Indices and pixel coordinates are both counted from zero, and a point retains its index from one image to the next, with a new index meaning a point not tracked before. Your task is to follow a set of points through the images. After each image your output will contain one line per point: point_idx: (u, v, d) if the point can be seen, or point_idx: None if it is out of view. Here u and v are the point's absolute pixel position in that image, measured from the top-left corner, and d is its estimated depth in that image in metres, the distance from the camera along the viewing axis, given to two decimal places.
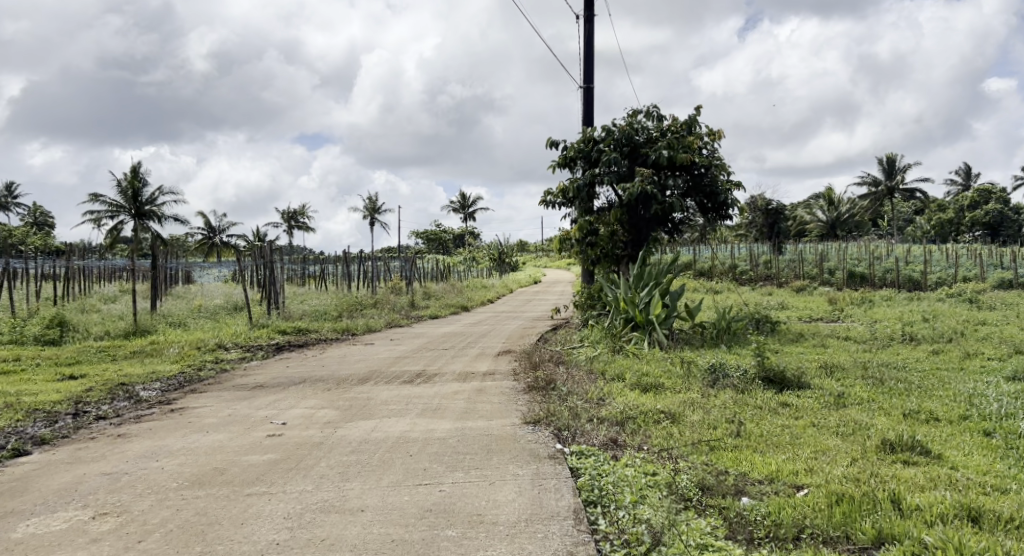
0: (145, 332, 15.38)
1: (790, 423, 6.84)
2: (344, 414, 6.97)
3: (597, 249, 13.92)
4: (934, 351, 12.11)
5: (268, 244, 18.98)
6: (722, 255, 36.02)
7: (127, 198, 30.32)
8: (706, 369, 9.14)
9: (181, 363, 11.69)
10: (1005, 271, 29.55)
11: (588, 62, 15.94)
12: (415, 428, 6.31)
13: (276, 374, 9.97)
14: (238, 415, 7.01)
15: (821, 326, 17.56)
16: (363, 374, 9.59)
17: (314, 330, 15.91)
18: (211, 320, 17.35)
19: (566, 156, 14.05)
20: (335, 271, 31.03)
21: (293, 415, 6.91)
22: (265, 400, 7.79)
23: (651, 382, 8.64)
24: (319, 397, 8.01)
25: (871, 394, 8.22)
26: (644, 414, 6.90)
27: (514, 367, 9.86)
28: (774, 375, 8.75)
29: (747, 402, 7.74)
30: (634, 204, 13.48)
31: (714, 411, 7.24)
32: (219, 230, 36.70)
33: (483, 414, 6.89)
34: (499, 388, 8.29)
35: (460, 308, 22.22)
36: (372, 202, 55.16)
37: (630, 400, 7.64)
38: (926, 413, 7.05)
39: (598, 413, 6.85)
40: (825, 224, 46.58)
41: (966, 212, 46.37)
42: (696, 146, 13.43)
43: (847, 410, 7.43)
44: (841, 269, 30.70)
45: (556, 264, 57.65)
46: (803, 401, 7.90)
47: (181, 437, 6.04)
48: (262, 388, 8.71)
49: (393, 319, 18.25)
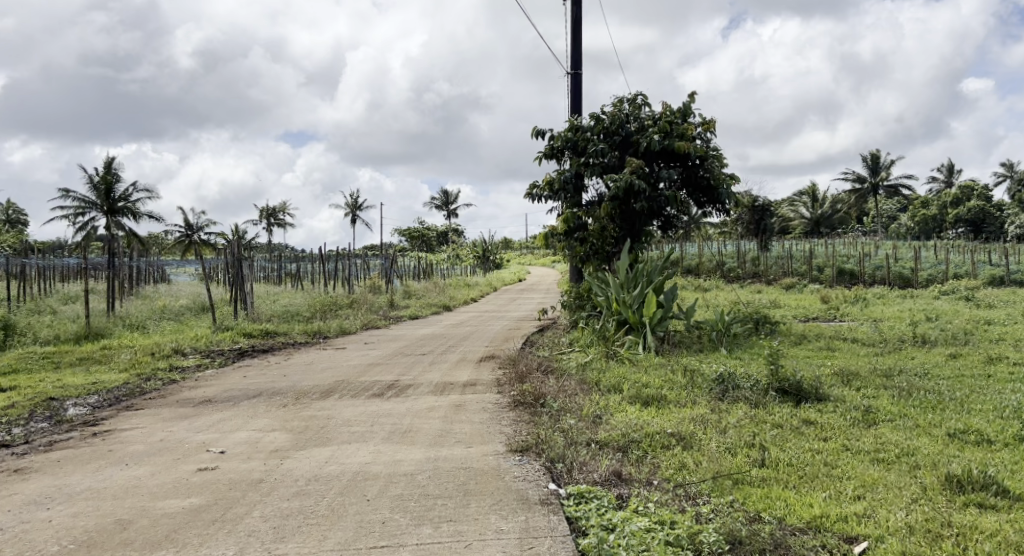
0: (98, 335, 14.18)
1: (820, 447, 5.85)
2: (297, 440, 5.91)
3: (586, 246, 12.92)
4: (953, 355, 11.15)
5: (238, 241, 17.78)
6: (708, 251, 35.19)
7: (99, 194, 29.07)
8: (712, 379, 8.15)
9: (130, 371, 10.55)
10: (995, 268, 28.90)
11: (575, 47, 14.95)
12: (378, 459, 5.27)
13: (229, 385, 8.84)
14: (171, 440, 5.93)
15: (822, 327, 16.55)
16: (328, 386, 8.50)
17: (282, 332, 14.78)
18: (174, 322, 16.19)
19: (552, 145, 13.04)
20: (311, 270, 29.89)
21: (236, 442, 5.84)
22: (208, 421, 6.70)
23: (652, 394, 7.64)
24: (273, 416, 6.93)
25: (902, 408, 7.25)
26: (650, 438, 5.89)
27: (499, 377, 8.82)
28: (789, 386, 7.78)
29: (764, 419, 6.76)
30: (625, 197, 12.45)
31: (730, 432, 6.23)
32: (197, 228, 35.44)
33: (461, 439, 5.85)
34: (480, 405, 7.26)
35: (440, 307, 21.13)
36: (354, 199, 54.04)
37: (631, 419, 6.63)
38: (976, 434, 6.10)
39: (595, 437, 5.85)
40: (809, 222, 46.15)
41: (949, 209, 45.88)
42: (690, 135, 12.46)
43: (881, 429, 6.47)
44: (830, 266, 29.94)
45: (540, 261, 56.67)
46: (828, 417, 6.93)
47: (90, 472, 4.96)
48: (209, 404, 7.60)
49: (370, 320, 17.15)
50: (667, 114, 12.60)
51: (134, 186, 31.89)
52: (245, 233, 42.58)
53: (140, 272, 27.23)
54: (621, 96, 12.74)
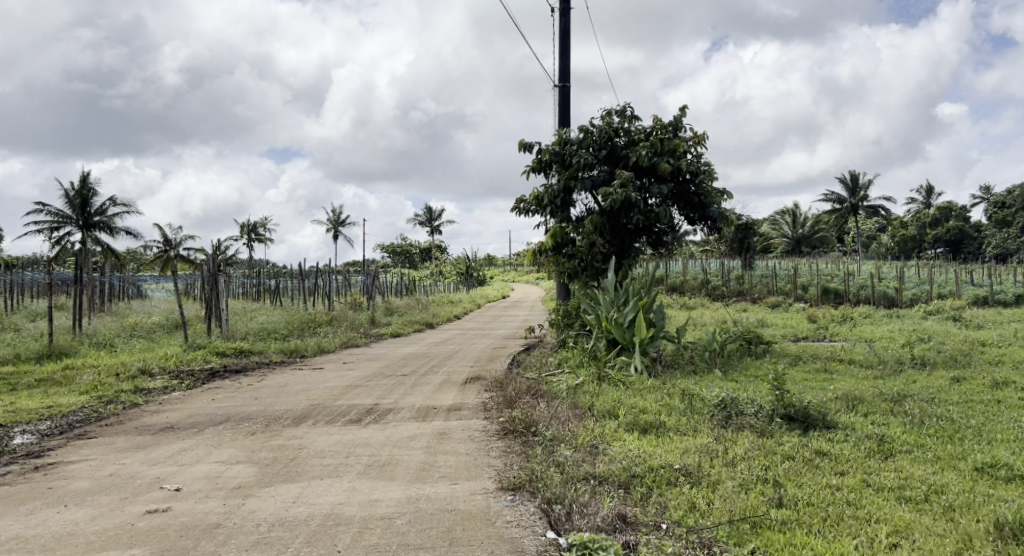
0: (62, 355, 13.49)
1: (839, 483, 5.34)
2: (262, 475, 5.33)
3: (574, 262, 12.42)
4: (956, 378, 10.68)
5: (214, 256, 17.16)
6: (693, 269, 34.88)
7: (74, 208, 28.35)
8: (713, 404, 7.63)
9: (91, 393, 9.87)
10: (979, 288, 28.77)
11: (563, 58, 14.55)
12: (352, 499, 4.71)
13: (195, 410, 8.21)
14: (122, 475, 5.31)
15: (816, 347, 16.06)
16: (302, 412, 7.90)
17: (257, 352, 14.12)
18: (144, 341, 15.49)
19: (540, 158, 12.54)
20: (290, 286, 29.18)
21: (195, 477, 5.25)
22: (166, 452, 6.08)
23: (650, 421, 7.14)
24: (238, 446, 6.31)
25: (918, 438, 6.76)
26: (654, 473, 5.36)
27: (485, 401, 8.25)
28: (796, 411, 7.28)
29: (773, 449, 6.26)
30: (615, 213, 11.96)
31: (740, 465, 5.72)
32: (175, 243, 34.68)
33: (445, 474, 5.29)
34: (466, 433, 6.69)
35: (423, 325, 20.53)
36: (336, 215, 53.46)
37: (631, 449, 6.11)
38: (1005, 470, 5.66)
39: (593, 470, 5.33)
40: (790, 240, 46.04)
41: (928, 228, 45.96)
42: (682, 150, 12.00)
43: (900, 461, 5.99)
44: (815, 285, 29.64)
45: (524, 278, 56.22)
46: (841, 447, 6.44)
47: (21, 517, 4.36)
48: (169, 432, 6.97)
49: (349, 338, 16.54)
50: (657, 128, 12.15)
51: (110, 201, 31.18)
52: (225, 248, 41.76)
53: (114, 287, 26.42)
54: (611, 108, 12.30)
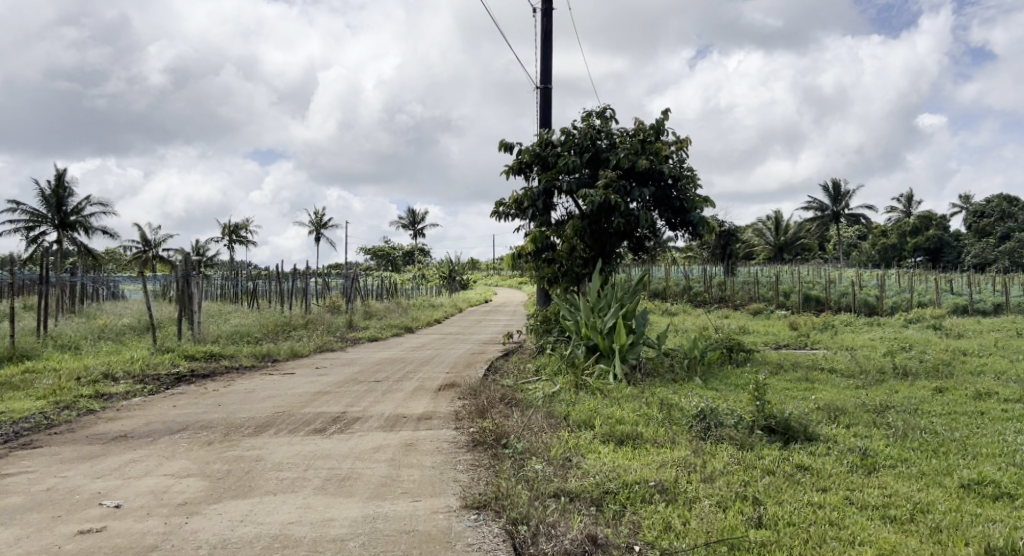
0: (23, 357, 13.05)
1: (820, 500, 5.08)
2: (212, 489, 5.01)
3: (554, 266, 12.13)
4: (938, 389, 10.48)
5: (191, 259, 16.74)
6: (675, 275, 34.72)
7: (49, 207, 27.80)
8: (691, 415, 7.37)
9: (47, 398, 9.48)
10: (959, 296, 28.79)
11: (544, 59, 14.31)
12: (304, 517, 4.42)
13: (154, 417, 7.86)
14: (60, 490, 4.99)
15: (798, 355, 15.85)
16: (265, 420, 7.57)
17: (228, 356, 13.75)
18: (113, 343, 15.07)
19: (520, 160, 12.26)
20: (268, 288, 28.72)
21: (140, 491, 4.94)
22: (114, 464, 5.75)
23: (627, 432, 6.87)
24: (192, 457, 5.98)
25: (903, 452, 6.52)
26: (629, 490, 5.09)
27: (458, 410, 7.95)
28: (777, 423, 7.04)
29: (753, 464, 6.00)
30: (596, 216, 11.70)
31: (718, 480, 5.45)
32: (153, 244, 34.11)
33: (408, 489, 4.99)
34: (434, 444, 6.39)
35: (402, 329, 20.17)
36: (318, 217, 52.96)
37: (605, 463, 5.84)
38: (990, 488, 5.44)
39: (564, 486, 5.05)
40: (772, 247, 46.07)
41: (908, 237, 46.11)
42: (664, 154, 11.77)
43: (883, 477, 5.74)
44: (797, 292, 29.56)
45: (508, 282, 55.90)
46: (821, 461, 6.18)
47: None
48: (121, 442, 6.63)
49: (325, 342, 16.18)
50: (639, 131, 11.92)
51: (87, 201, 30.65)
52: (204, 250, 41.18)
53: (87, 288, 25.89)
54: (594, 110, 12.06)
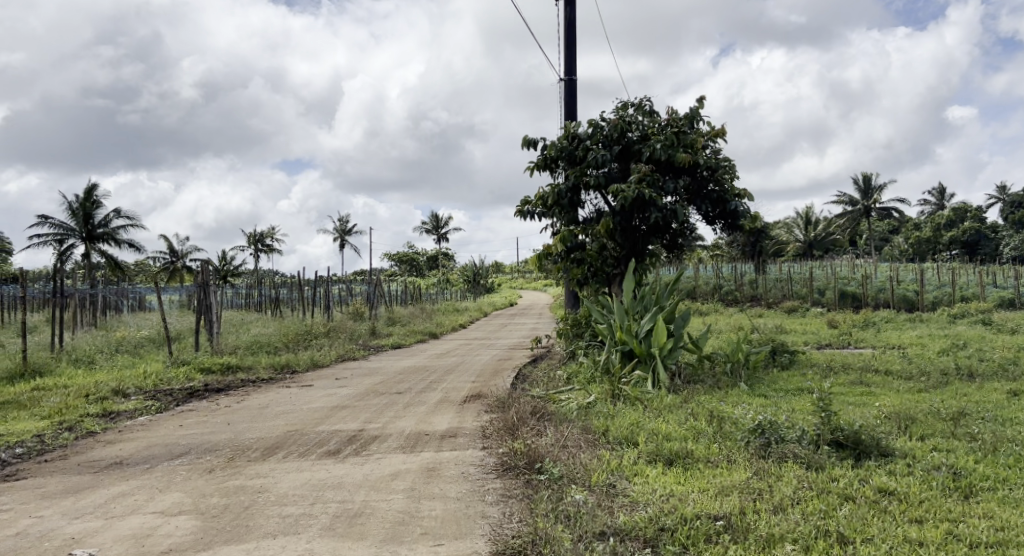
0: (34, 374, 12.51)
1: (920, 535, 4.27)
2: (203, 531, 4.33)
3: (583, 267, 11.35)
4: (1010, 391, 9.55)
5: (212, 269, 15.96)
6: (705, 273, 33.74)
7: (77, 220, 27.59)
8: (747, 429, 6.51)
9: (53, 418, 8.92)
10: (1005, 290, 27.47)
11: (570, 50, 13.57)
12: None
13: (154, 440, 7.21)
14: (30, 535, 4.37)
15: (846, 356, 14.91)
16: (274, 442, 6.89)
17: (246, 368, 13.14)
18: (129, 356, 14.54)
19: (545, 155, 11.50)
20: (291, 295, 28.22)
21: (122, 535, 4.31)
22: (100, 498, 5.11)
23: (675, 450, 6.08)
24: (188, 488, 5.31)
25: (998, 471, 5.64)
26: (689, 525, 4.31)
27: (485, 426, 7.22)
28: (845, 437, 6.18)
29: (827, 487, 5.17)
30: (628, 213, 10.89)
31: (793, 511, 4.63)
32: (181, 254, 33.89)
33: (429, 529, 4.29)
34: (459, 469, 5.64)
35: (426, 335, 19.48)
36: (343, 224, 52.55)
37: (656, 489, 5.07)
38: None
39: (612, 522, 4.32)
40: (803, 244, 44.90)
41: (943, 230, 44.65)
42: (700, 145, 10.92)
43: (985, 503, 4.91)
44: (832, 289, 28.42)
45: (534, 285, 55.08)
46: (904, 481, 5.35)
47: None
48: (114, 470, 5.97)
49: (347, 351, 15.55)
50: (673, 121, 11.11)
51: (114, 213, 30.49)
52: (229, 258, 40.84)
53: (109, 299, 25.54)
54: (624, 102, 11.28)
